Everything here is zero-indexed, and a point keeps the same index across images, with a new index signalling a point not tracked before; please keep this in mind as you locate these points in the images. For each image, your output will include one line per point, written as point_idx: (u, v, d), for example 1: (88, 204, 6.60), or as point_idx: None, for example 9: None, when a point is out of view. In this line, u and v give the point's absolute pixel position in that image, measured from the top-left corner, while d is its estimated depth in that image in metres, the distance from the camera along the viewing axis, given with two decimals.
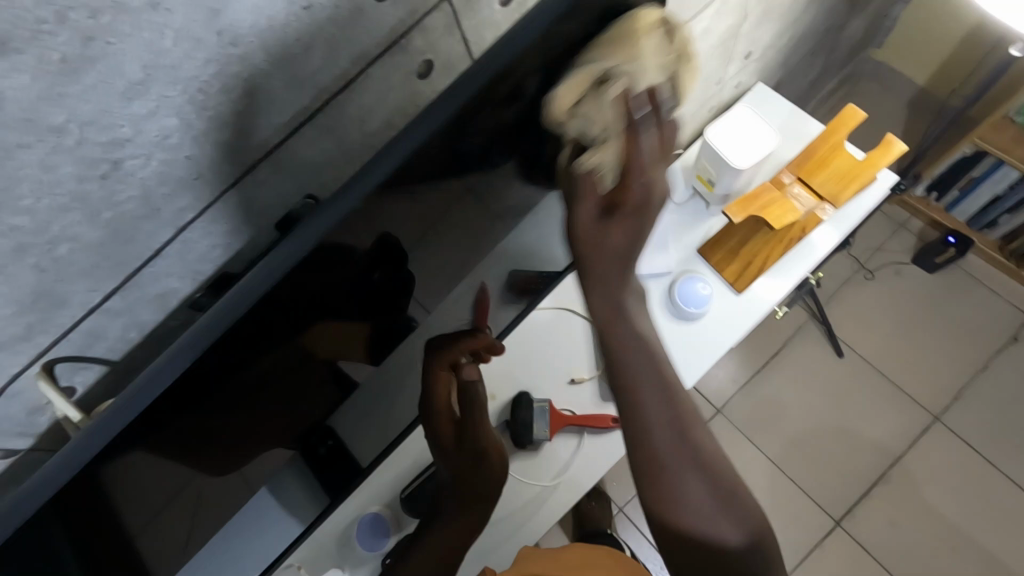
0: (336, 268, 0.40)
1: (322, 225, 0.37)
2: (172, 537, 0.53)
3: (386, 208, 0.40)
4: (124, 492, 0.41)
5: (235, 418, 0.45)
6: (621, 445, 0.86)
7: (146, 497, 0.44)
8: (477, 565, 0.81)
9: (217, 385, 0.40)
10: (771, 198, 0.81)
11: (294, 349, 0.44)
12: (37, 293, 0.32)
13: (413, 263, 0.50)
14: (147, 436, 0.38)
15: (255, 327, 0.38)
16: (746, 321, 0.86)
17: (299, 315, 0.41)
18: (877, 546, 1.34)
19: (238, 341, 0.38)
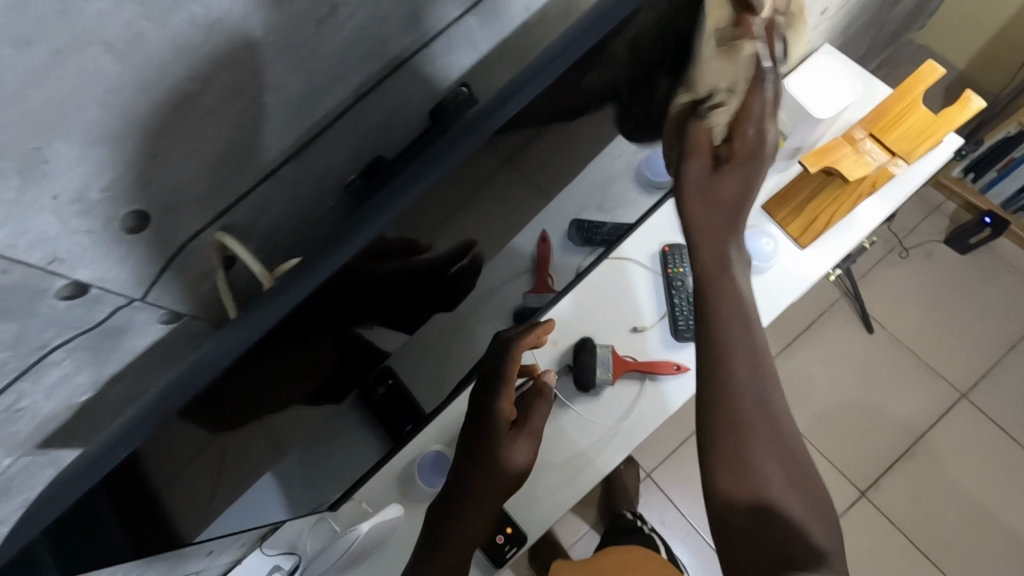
0: (407, 240, 0.39)
1: (393, 209, 0.36)
2: (200, 506, 0.47)
3: (542, 112, 0.41)
4: (169, 459, 0.37)
5: (288, 397, 0.44)
6: (681, 392, 0.86)
7: (183, 466, 0.39)
8: (534, 505, 0.84)
9: (268, 370, 0.38)
10: (845, 153, 0.82)
11: (336, 340, 0.43)
12: (236, 143, 0.33)
13: (526, 177, 0.49)
14: (206, 409, 0.35)
15: (316, 308, 0.37)
16: (809, 275, 0.88)
17: (345, 310, 0.40)
18: (901, 518, 1.37)
19: (296, 323, 0.36)
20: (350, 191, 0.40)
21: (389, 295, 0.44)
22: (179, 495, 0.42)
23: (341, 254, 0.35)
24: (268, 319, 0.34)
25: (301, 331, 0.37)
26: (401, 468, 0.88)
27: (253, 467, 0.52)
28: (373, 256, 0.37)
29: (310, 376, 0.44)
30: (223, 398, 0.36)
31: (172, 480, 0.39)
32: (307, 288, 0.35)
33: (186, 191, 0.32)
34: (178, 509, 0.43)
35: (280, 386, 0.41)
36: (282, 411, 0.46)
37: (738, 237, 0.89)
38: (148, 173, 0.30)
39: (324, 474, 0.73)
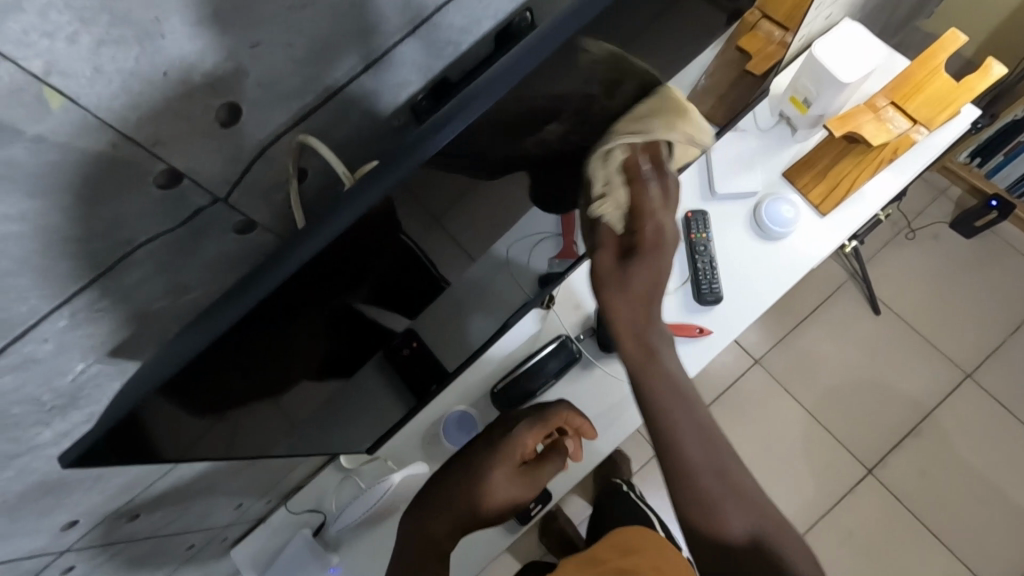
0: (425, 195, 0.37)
1: (407, 169, 0.33)
2: (212, 449, 0.46)
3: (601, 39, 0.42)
4: (177, 404, 0.35)
5: (278, 368, 0.42)
6: (705, 353, 0.87)
7: (194, 409, 0.38)
8: (557, 464, 0.86)
9: (271, 331, 0.36)
10: (867, 119, 0.84)
11: (345, 300, 0.41)
12: (320, 40, 0.34)
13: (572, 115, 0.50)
14: (207, 366, 0.33)
15: (338, 259, 0.35)
16: (829, 242, 0.90)
17: (351, 273, 0.38)
18: (907, 494, 1.39)
19: (323, 269, 0.34)
20: (415, 108, 0.43)
21: (397, 258, 0.42)
22: (199, 432, 0.41)
23: (349, 213, 0.33)
24: (295, 259, 0.32)
25: (312, 289, 0.35)
26: (426, 427, 0.89)
27: (269, 424, 0.52)
28: (393, 207, 0.35)
29: (310, 345, 0.43)
30: (226, 355, 0.34)
31: (188, 417, 0.38)
32: (336, 225, 0.32)
33: (273, 84, 0.33)
34: (195, 450, 0.44)
35: (276, 350, 0.39)
36: (287, 372, 0.44)
37: (761, 205, 0.91)
38: (242, 64, 0.31)
39: (352, 425, 0.74)
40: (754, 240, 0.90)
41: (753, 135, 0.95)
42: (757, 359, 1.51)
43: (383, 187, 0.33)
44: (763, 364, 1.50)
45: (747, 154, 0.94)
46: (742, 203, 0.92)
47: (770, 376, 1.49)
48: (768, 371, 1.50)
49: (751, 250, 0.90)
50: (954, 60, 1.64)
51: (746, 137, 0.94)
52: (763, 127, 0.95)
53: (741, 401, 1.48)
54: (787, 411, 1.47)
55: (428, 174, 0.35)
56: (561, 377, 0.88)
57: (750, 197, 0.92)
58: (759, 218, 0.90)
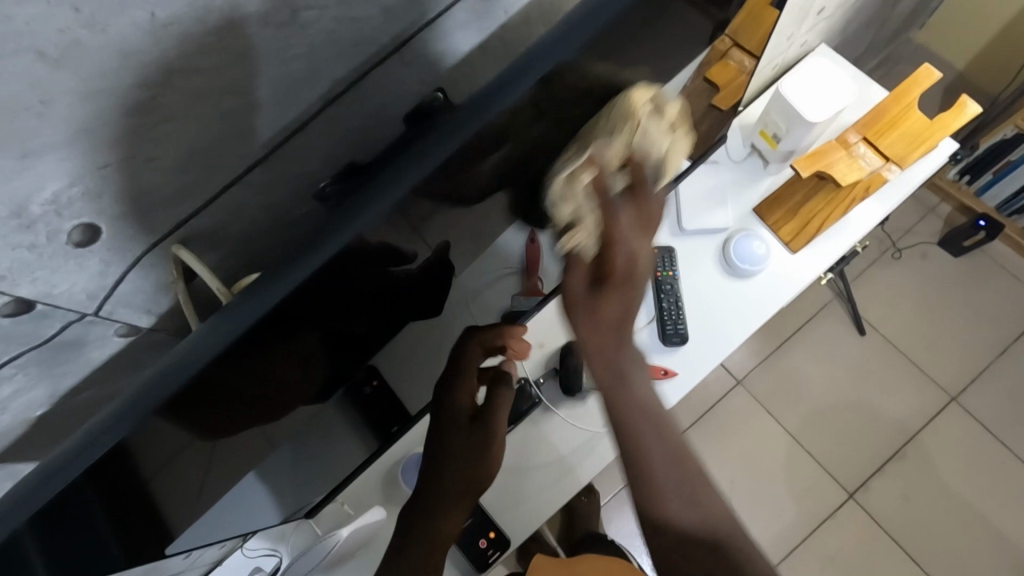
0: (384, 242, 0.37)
1: (368, 219, 0.34)
2: (188, 492, 0.47)
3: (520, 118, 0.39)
4: (135, 464, 0.36)
5: (254, 408, 0.43)
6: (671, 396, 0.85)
7: (153, 467, 0.38)
8: (516, 511, 0.84)
9: (241, 378, 0.37)
10: (839, 157, 0.81)
11: (317, 339, 0.42)
12: (192, 151, 0.31)
13: (498, 185, 0.48)
14: (169, 419, 0.34)
15: (297, 306, 0.35)
16: (801, 279, 0.87)
17: (325, 311, 0.39)
18: (887, 519, 1.37)
19: (288, 315, 0.35)
20: (321, 197, 0.38)
21: (376, 291, 0.43)
22: (168, 484, 0.42)
23: (314, 260, 0.33)
24: (256, 305, 0.33)
25: (279, 335, 0.36)
26: (386, 468, 0.88)
27: (245, 460, 0.52)
28: (369, 247, 0.36)
29: (292, 376, 0.44)
30: (196, 401, 0.35)
31: (153, 471, 0.39)
32: (298, 272, 0.33)
33: (139, 199, 0.30)
34: (168, 493, 0.43)
35: (255, 388, 0.40)
36: (270, 406, 0.45)
37: (731, 240, 0.88)
38: (99, 184, 0.28)
39: (305, 474, 0.72)
40: (723, 277, 0.88)
41: (725, 167, 0.92)
42: (739, 380, 1.48)
43: (343, 236, 0.34)
44: (746, 385, 1.48)
45: (718, 187, 0.91)
46: (712, 238, 0.90)
47: (752, 397, 1.47)
48: (750, 393, 1.47)
49: (720, 287, 0.88)
50: (945, 72, 1.59)
51: (717, 169, 0.91)
52: (735, 159, 0.92)
53: (722, 423, 1.46)
54: (768, 433, 1.45)
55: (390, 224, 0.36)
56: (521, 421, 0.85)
57: (719, 232, 0.89)
58: (728, 256, 0.87)
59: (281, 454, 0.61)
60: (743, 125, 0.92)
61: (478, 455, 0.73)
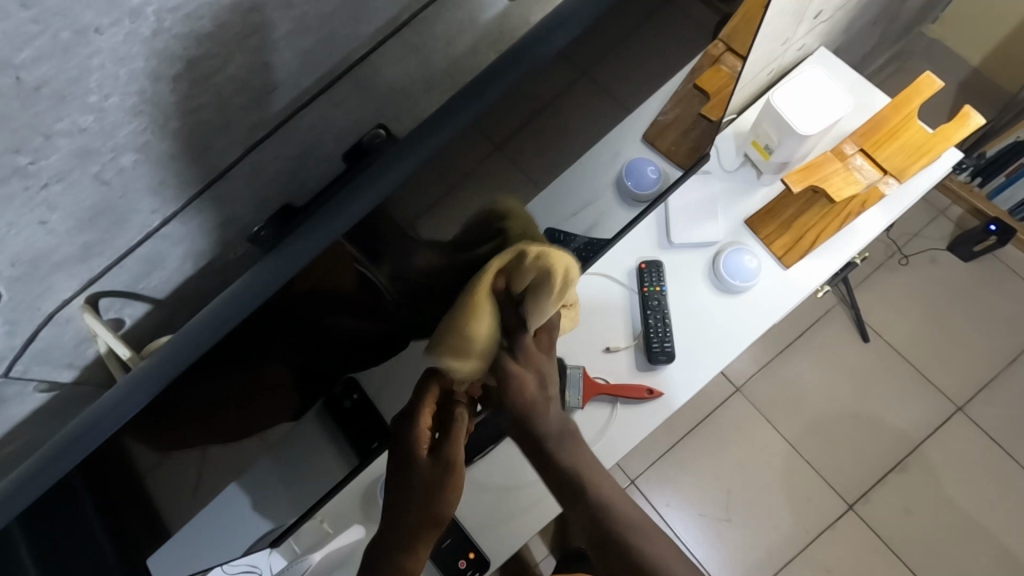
0: (333, 275, 0.36)
1: (311, 247, 0.32)
2: (184, 497, 0.46)
3: (462, 152, 0.37)
4: (78, 507, 0.35)
5: (210, 443, 0.42)
6: (657, 416, 0.83)
7: (104, 509, 0.37)
8: (495, 533, 0.82)
9: (188, 412, 0.36)
10: (833, 170, 0.77)
11: (276, 371, 0.41)
12: (95, 208, 0.30)
13: (459, 219, 0.46)
14: (108, 460, 0.33)
15: (245, 340, 0.34)
16: (795, 295, 0.84)
17: (279, 343, 0.38)
18: (889, 532, 1.34)
19: (235, 347, 0.34)
20: (256, 242, 0.37)
21: (340, 321, 0.42)
22: (151, 499, 0.42)
23: (261, 292, 0.32)
24: (214, 329, 0.32)
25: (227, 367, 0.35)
26: (365, 486, 0.87)
27: (237, 468, 0.52)
28: (319, 275, 0.35)
29: (250, 409, 0.43)
30: (138, 438, 0.34)
31: (110, 505, 0.38)
32: (253, 297, 0.32)
33: (40, 261, 0.29)
34: (161, 502, 0.43)
35: (205, 424, 0.39)
36: (231, 437, 0.44)
37: (720, 254, 0.85)
38: None
39: (282, 499, 0.72)
40: (713, 292, 0.85)
41: (717, 177, 0.89)
42: (738, 387, 1.45)
43: (296, 260, 0.32)
44: (745, 393, 1.45)
45: (708, 198, 0.88)
46: (702, 251, 0.87)
47: (750, 406, 1.44)
48: (749, 401, 1.45)
49: (709, 303, 0.85)
50: (959, 69, 1.53)
51: (709, 179, 0.88)
52: (728, 168, 0.88)
53: (719, 431, 1.44)
54: (767, 442, 1.42)
55: (342, 250, 0.34)
56: (503, 440, 0.83)
57: (710, 245, 0.86)
58: (717, 270, 0.84)
59: (255, 478, 0.61)
60: (735, 133, 0.89)
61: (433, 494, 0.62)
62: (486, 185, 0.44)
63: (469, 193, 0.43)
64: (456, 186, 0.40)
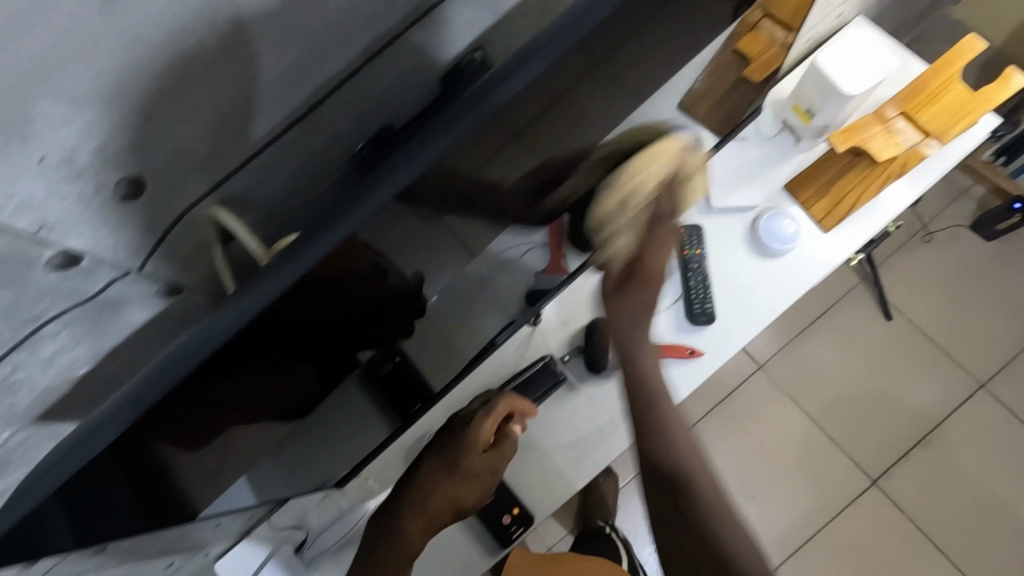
0: (410, 212, 0.36)
1: (392, 185, 0.33)
2: (206, 473, 0.46)
3: (500, 129, 0.37)
4: (128, 465, 0.35)
5: (247, 410, 0.42)
6: (695, 376, 0.84)
7: (147, 470, 0.37)
8: (534, 490, 0.84)
9: (236, 374, 0.36)
10: (874, 132, 0.79)
11: (315, 336, 0.41)
12: None
13: (535, 153, 0.47)
14: (165, 414, 0.33)
15: (305, 294, 0.34)
16: (833, 259, 0.85)
17: (327, 304, 0.38)
18: (912, 506, 1.35)
19: (296, 300, 0.34)
20: (359, 159, 0.39)
21: (377, 289, 0.42)
22: (186, 466, 0.41)
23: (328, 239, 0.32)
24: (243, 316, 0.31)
25: (281, 326, 0.35)
26: (405, 447, 0.89)
27: (266, 438, 0.52)
28: (388, 220, 0.35)
29: (282, 377, 0.43)
30: (190, 395, 0.34)
31: (153, 469, 0.38)
32: (271, 292, 0.32)
33: None
34: (190, 471, 0.43)
35: (246, 386, 0.39)
36: (265, 405, 0.44)
37: (759, 219, 0.87)
38: None
39: (329, 455, 0.73)
40: (751, 256, 0.86)
41: (754, 144, 0.90)
42: (761, 364, 1.46)
43: (382, 196, 0.33)
44: (767, 370, 1.46)
45: (747, 164, 0.89)
46: (740, 216, 0.88)
47: (773, 382, 1.45)
48: (771, 377, 1.46)
49: (747, 267, 0.86)
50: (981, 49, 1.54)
51: (747, 146, 0.90)
52: (764, 134, 0.89)
53: (742, 408, 1.45)
54: (790, 419, 1.43)
55: (360, 244, 0.34)
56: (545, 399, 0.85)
57: (748, 210, 0.88)
58: (757, 234, 0.86)
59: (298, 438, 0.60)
60: (774, 100, 0.90)
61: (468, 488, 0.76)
62: (520, 159, 0.45)
63: (498, 175, 0.43)
64: (543, 112, 0.41)
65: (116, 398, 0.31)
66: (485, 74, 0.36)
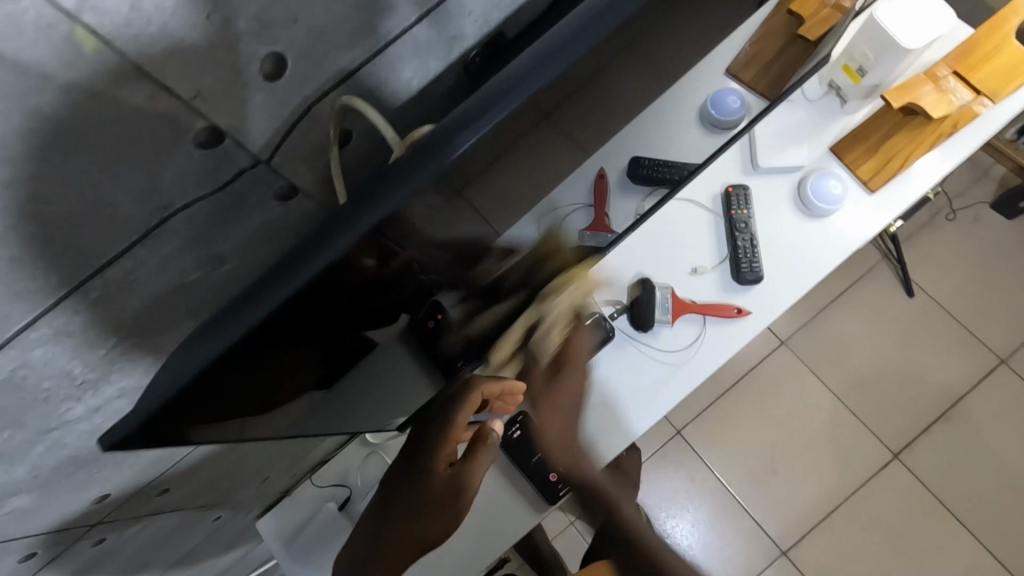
0: (490, 156, 0.35)
1: (453, 151, 0.31)
2: (260, 428, 0.47)
3: (563, 90, 0.36)
4: (203, 411, 0.35)
5: (305, 366, 0.42)
6: (743, 335, 0.84)
7: (219, 415, 0.37)
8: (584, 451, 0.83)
9: (296, 335, 0.36)
10: (929, 89, 0.79)
11: (370, 299, 0.40)
12: None
13: (628, 80, 0.47)
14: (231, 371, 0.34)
15: (356, 263, 0.33)
16: (882, 219, 0.85)
17: (382, 269, 0.37)
18: (933, 480, 1.37)
19: (347, 270, 0.33)
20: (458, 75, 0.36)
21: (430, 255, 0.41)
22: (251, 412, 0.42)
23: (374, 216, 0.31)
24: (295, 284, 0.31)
25: (339, 289, 0.35)
26: None
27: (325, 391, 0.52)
28: (450, 183, 0.34)
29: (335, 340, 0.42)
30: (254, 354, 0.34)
31: (223, 414, 0.38)
32: (318, 266, 0.31)
33: None
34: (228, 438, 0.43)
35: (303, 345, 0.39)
36: (320, 365, 0.44)
37: (807, 179, 0.87)
38: None
39: (382, 413, 0.71)
40: (799, 216, 0.86)
41: (799, 107, 0.89)
42: (784, 340, 1.47)
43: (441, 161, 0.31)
44: (790, 345, 1.47)
45: (794, 125, 0.89)
46: (788, 177, 0.88)
47: (795, 358, 1.46)
48: (794, 353, 1.47)
49: (794, 227, 0.86)
50: None
51: (793, 108, 0.89)
52: (811, 97, 0.89)
53: (765, 383, 1.46)
54: (813, 394, 1.44)
55: (370, 244, 0.33)
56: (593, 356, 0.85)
57: (795, 171, 0.88)
58: (804, 195, 0.86)
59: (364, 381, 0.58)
60: None
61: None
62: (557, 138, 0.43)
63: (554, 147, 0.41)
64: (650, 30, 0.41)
65: (184, 349, 0.32)
66: (499, 70, 0.33)
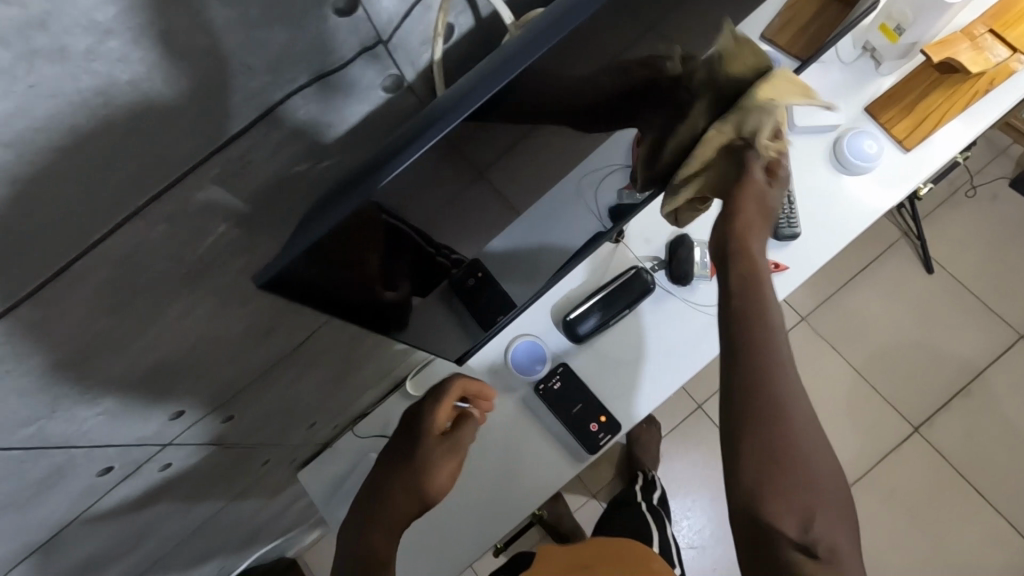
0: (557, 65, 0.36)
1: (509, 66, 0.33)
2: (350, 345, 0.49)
3: None
4: (319, 291, 0.38)
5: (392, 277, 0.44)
6: (779, 290, 0.86)
7: (331, 303, 0.40)
8: (621, 402, 0.85)
9: (390, 231, 0.38)
10: (966, 46, 0.80)
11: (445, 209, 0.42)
12: None
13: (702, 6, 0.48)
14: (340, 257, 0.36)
15: (431, 165, 0.35)
16: (916, 176, 0.87)
17: (456, 177, 0.39)
18: (954, 453, 1.38)
19: (423, 174, 0.35)
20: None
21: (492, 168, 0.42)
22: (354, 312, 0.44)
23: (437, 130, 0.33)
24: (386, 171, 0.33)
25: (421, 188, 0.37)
26: (487, 364, 0.87)
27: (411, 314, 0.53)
28: (504, 101, 0.35)
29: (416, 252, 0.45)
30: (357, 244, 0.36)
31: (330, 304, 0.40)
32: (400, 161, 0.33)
33: None
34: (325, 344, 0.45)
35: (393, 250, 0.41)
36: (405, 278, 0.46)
37: (842, 138, 0.88)
38: None
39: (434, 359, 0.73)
40: (835, 174, 0.88)
41: (832, 69, 0.90)
42: (803, 316, 1.49)
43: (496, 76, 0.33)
44: (809, 321, 1.48)
45: (829, 86, 0.90)
46: (823, 137, 0.89)
47: (815, 334, 1.48)
48: (813, 329, 1.48)
49: (830, 185, 0.88)
50: None
51: (826, 70, 0.90)
52: (844, 60, 0.90)
53: None
54: (833, 368, 1.46)
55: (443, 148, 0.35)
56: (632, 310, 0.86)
57: (830, 130, 0.89)
58: (839, 152, 0.87)
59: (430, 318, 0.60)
60: None
61: (418, 473, 0.66)
62: (581, 100, 0.43)
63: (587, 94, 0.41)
64: None
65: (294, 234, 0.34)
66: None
